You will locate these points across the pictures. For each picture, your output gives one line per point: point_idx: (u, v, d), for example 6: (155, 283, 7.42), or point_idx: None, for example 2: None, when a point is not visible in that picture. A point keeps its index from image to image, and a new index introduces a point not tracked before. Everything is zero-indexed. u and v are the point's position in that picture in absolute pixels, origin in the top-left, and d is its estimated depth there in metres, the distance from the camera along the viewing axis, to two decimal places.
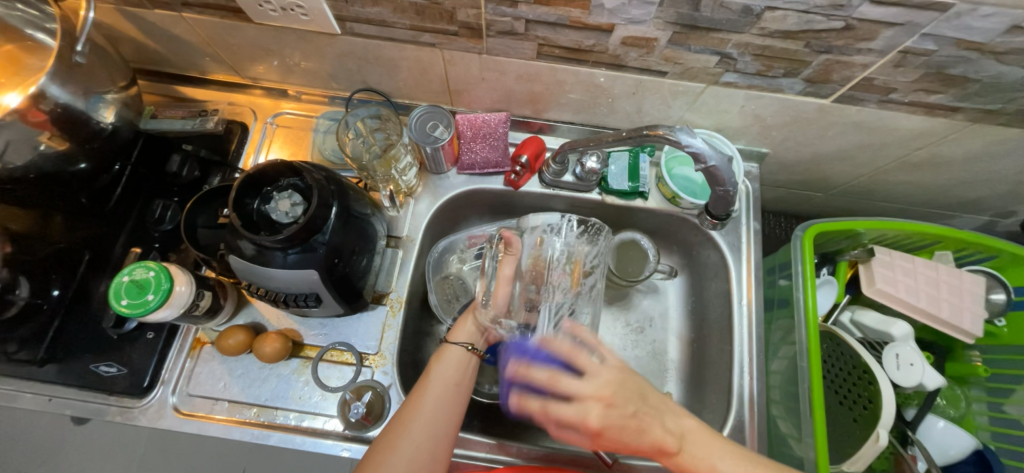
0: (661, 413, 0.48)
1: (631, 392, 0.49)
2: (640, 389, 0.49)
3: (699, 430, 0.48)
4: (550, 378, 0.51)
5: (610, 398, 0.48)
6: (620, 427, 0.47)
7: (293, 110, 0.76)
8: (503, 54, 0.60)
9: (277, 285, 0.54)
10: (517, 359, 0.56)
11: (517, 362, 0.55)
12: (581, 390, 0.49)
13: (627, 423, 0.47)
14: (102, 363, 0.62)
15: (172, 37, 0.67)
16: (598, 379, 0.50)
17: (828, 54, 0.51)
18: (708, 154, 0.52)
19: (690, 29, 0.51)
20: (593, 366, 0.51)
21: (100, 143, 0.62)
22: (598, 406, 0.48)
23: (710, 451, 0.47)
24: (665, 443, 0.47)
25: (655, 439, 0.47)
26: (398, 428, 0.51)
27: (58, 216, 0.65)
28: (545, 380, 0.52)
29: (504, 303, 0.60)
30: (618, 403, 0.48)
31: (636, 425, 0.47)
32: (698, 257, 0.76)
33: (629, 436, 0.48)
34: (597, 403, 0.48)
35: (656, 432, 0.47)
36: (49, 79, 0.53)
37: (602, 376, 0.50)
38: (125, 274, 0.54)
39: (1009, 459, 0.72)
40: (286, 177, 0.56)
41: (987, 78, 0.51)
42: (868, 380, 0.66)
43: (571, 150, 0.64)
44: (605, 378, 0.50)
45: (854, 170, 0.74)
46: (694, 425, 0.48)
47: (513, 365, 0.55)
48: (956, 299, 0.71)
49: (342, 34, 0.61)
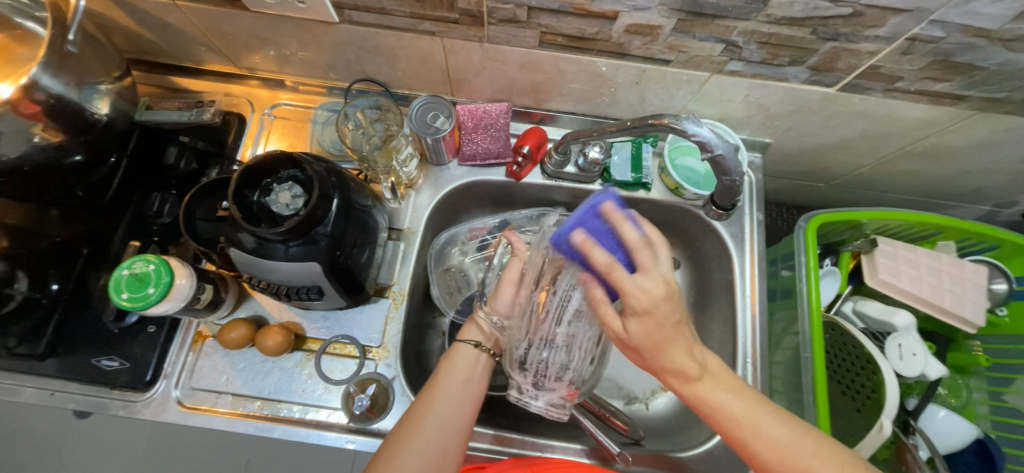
0: (690, 341, 0.45)
1: (676, 306, 0.43)
2: (683, 310, 0.44)
3: (722, 371, 0.47)
4: (609, 263, 0.42)
5: (660, 302, 0.42)
6: (654, 335, 0.43)
7: (291, 101, 0.75)
8: (505, 42, 0.59)
9: (278, 278, 0.54)
10: (617, 207, 0.45)
11: (615, 206, 0.45)
12: (645, 280, 0.42)
13: (663, 333, 0.43)
14: (104, 356, 0.62)
15: (166, 26, 0.65)
16: (656, 275, 0.42)
17: (835, 41, 0.51)
18: (714, 143, 0.51)
19: (695, 17, 0.51)
20: (653, 264, 0.43)
21: (95, 134, 0.62)
22: (642, 305, 0.42)
23: (726, 391, 0.45)
24: (688, 369, 0.45)
25: (679, 363, 0.44)
26: (409, 424, 0.51)
27: (54, 210, 0.64)
28: (605, 258, 0.43)
29: (506, 307, 0.59)
30: (661, 314, 0.42)
31: (669, 340, 0.43)
32: (700, 248, 0.75)
33: (656, 352, 0.44)
34: (638, 308, 0.42)
35: (682, 357, 0.44)
36: (42, 70, 0.52)
37: (657, 276, 0.42)
38: (125, 267, 0.54)
39: (1009, 447, 0.72)
40: (286, 169, 0.55)
41: (994, 66, 0.51)
42: (871, 370, 0.67)
43: (574, 141, 0.63)
44: (661, 282, 0.42)
45: (857, 160, 0.74)
46: (722, 369, 0.47)
47: (579, 235, 0.45)
48: (957, 288, 0.71)
49: (340, 23, 0.60)
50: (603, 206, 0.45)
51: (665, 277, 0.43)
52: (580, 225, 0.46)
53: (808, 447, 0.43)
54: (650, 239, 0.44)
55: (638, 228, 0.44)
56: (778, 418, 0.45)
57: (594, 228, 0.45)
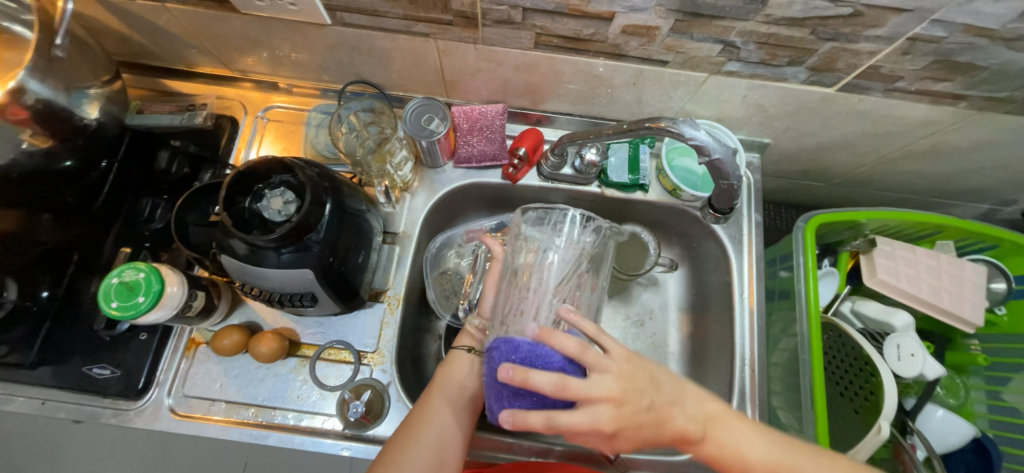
0: (681, 401, 0.44)
1: (641, 383, 0.42)
2: (652, 377, 0.43)
3: (723, 413, 0.46)
4: (557, 385, 0.39)
5: (622, 398, 0.41)
6: (642, 424, 0.42)
7: (284, 103, 0.74)
8: (500, 44, 0.58)
9: (271, 285, 0.53)
10: (515, 359, 0.42)
11: (511, 367, 0.40)
12: (592, 390, 0.40)
13: (645, 421, 0.42)
14: (95, 365, 0.61)
15: (156, 28, 0.64)
16: (611, 372, 0.41)
17: (835, 41, 0.50)
18: (712, 147, 0.51)
19: (693, 17, 0.50)
20: (603, 358, 0.42)
21: (84, 139, 0.61)
22: (608, 411, 0.40)
23: (736, 435, 0.45)
24: (688, 431, 0.44)
25: (682, 429, 0.44)
26: (408, 432, 0.50)
27: (46, 215, 0.62)
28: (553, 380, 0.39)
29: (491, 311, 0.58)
30: (630, 400, 0.41)
31: (656, 420, 0.42)
32: (698, 249, 0.75)
33: (649, 431, 0.42)
34: (608, 405, 0.40)
35: (680, 420, 0.43)
36: (28, 75, 0.51)
37: (612, 369, 0.42)
38: (115, 275, 0.53)
39: (1007, 447, 0.72)
40: (278, 174, 0.54)
41: (996, 66, 0.50)
42: (869, 372, 0.67)
43: (570, 143, 0.62)
44: (608, 391, 0.41)
45: (856, 160, 0.73)
46: (718, 410, 0.46)
47: (506, 370, 0.39)
48: (958, 289, 0.70)
49: (332, 24, 0.59)
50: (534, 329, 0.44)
51: (617, 367, 0.42)
52: (500, 401, 0.44)
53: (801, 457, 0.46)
54: (575, 353, 0.42)
55: (571, 336, 0.42)
56: (777, 445, 0.46)
57: (529, 357, 0.42)
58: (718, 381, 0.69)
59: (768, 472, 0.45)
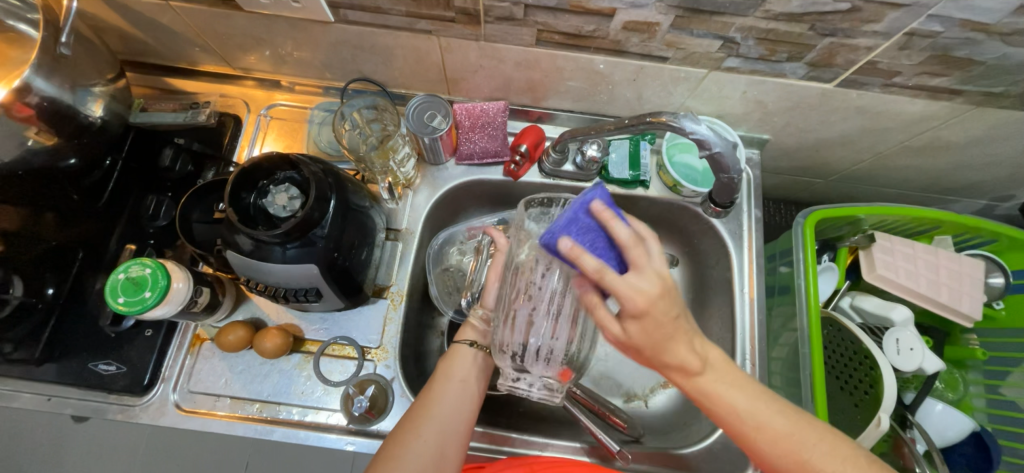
0: (692, 335, 0.43)
1: (674, 302, 0.40)
2: (681, 304, 0.41)
3: (723, 364, 0.45)
4: (602, 269, 0.38)
5: (649, 307, 0.39)
6: (654, 335, 0.40)
7: (287, 101, 0.74)
8: (502, 41, 0.58)
9: (276, 280, 0.53)
10: (570, 236, 0.40)
11: (606, 205, 0.42)
12: (645, 285, 0.39)
13: (663, 330, 0.40)
14: (101, 361, 0.61)
15: (160, 27, 0.65)
16: (652, 272, 0.39)
17: (833, 37, 0.51)
18: (713, 141, 0.51)
19: (692, 13, 0.50)
20: (647, 260, 0.40)
21: (89, 137, 0.61)
22: (632, 327, 0.40)
23: (727, 383, 0.44)
24: (689, 364, 0.42)
25: (681, 360, 0.42)
26: (408, 425, 0.51)
27: (48, 213, 0.63)
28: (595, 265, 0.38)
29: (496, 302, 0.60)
30: (659, 311, 0.39)
31: (668, 338, 0.41)
32: (699, 245, 0.75)
33: (661, 340, 0.41)
34: (654, 284, 0.39)
35: (684, 352, 0.42)
36: (34, 72, 0.52)
37: (653, 274, 0.39)
38: (121, 271, 0.53)
39: (1005, 440, 0.72)
40: (283, 170, 0.55)
41: (992, 60, 0.51)
42: (869, 365, 0.67)
43: (571, 139, 0.63)
44: (652, 285, 0.39)
45: (854, 156, 0.74)
46: (719, 357, 0.45)
47: (566, 244, 0.39)
48: (955, 283, 0.71)
49: (335, 22, 0.59)
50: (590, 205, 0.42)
51: (662, 273, 0.40)
52: (565, 227, 0.40)
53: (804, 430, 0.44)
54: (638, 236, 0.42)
55: (626, 224, 0.41)
56: (767, 398, 0.44)
57: (581, 235, 0.40)
58: None
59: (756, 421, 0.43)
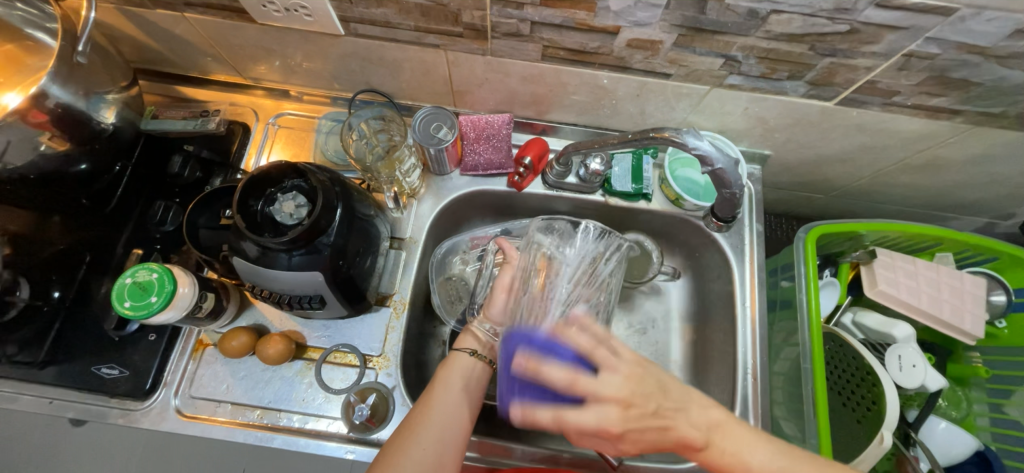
0: (686, 407, 0.45)
1: (648, 379, 0.45)
2: (659, 379, 0.45)
3: (727, 420, 0.45)
4: (568, 378, 0.44)
5: (630, 400, 0.44)
6: (643, 428, 0.44)
7: (295, 110, 0.76)
8: (508, 55, 0.60)
9: (280, 287, 0.54)
10: (527, 351, 0.47)
11: (525, 355, 0.46)
12: (603, 386, 0.44)
13: (649, 435, 0.44)
14: (103, 365, 0.62)
15: (174, 37, 0.66)
16: (622, 372, 0.45)
17: (833, 57, 0.52)
18: (714, 157, 0.52)
19: (695, 32, 0.51)
20: (612, 361, 0.45)
21: (101, 144, 0.62)
22: (616, 412, 0.43)
23: (742, 444, 0.44)
24: (690, 439, 0.44)
25: (684, 435, 0.44)
26: (407, 432, 0.51)
27: (56, 217, 0.65)
28: (563, 373, 0.44)
29: (500, 315, 0.60)
30: (638, 402, 0.44)
31: (659, 426, 0.44)
32: (700, 258, 0.76)
33: (653, 435, 0.44)
34: (616, 406, 0.44)
35: (684, 428, 0.44)
36: (50, 80, 0.53)
37: (623, 370, 0.45)
38: (128, 276, 0.54)
39: (1010, 460, 0.72)
40: (290, 179, 0.55)
41: (990, 82, 0.52)
42: (871, 382, 0.67)
43: (575, 152, 0.64)
44: (621, 366, 0.45)
45: (855, 172, 0.75)
46: (723, 417, 0.45)
47: (521, 359, 0.46)
48: (957, 300, 0.71)
49: (345, 35, 0.61)
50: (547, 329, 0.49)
51: (629, 369, 0.45)
52: (512, 392, 0.48)
53: (802, 463, 0.43)
54: (584, 350, 0.46)
55: (565, 352, 0.46)
56: (783, 456, 0.44)
57: (537, 347, 0.47)
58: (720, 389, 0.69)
59: None
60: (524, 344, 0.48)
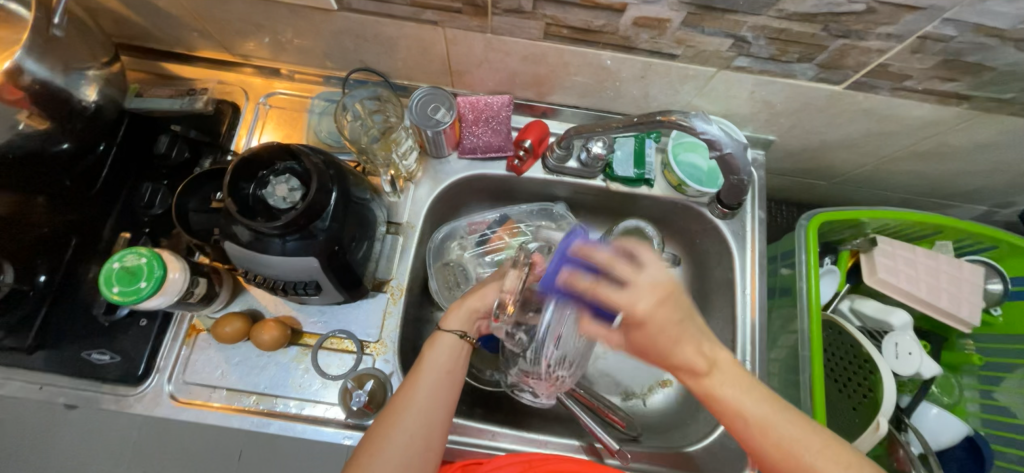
0: (700, 337, 0.46)
1: (680, 306, 0.45)
2: (685, 309, 0.46)
3: (729, 365, 0.46)
4: (608, 261, 0.46)
5: (664, 296, 0.45)
6: (663, 326, 0.45)
7: (286, 89, 0.73)
8: (509, 33, 0.57)
9: (274, 273, 0.52)
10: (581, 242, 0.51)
11: (583, 244, 0.50)
12: (635, 281, 0.45)
13: (669, 333, 0.45)
14: (94, 350, 0.60)
15: (157, 10, 0.63)
16: (647, 283, 0.45)
17: (845, 38, 0.50)
18: (723, 141, 0.51)
19: (705, 10, 0.49)
20: (640, 272, 0.46)
21: (82, 123, 0.60)
22: (650, 301, 0.44)
23: (736, 385, 0.46)
24: (696, 365, 0.46)
25: (689, 360, 0.46)
26: (391, 418, 0.50)
27: (40, 198, 0.61)
28: (590, 282, 0.47)
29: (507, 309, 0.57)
30: (672, 300, 0.45)
31: (675, 337, 0.45)
32: (700, 245, 0.75)
33: (665, 340, 0.45)
34: (652, 297, 0.44)
35: (689, 354, 0.45)
36: (26, 53, 0.50)
37: (652, 284, 0.45)
38: (116, 260, 0.52)
39: (998, 445, 0.74)
40: (283, 161, 0.54)
41: (1003, 66, 0.51)
42: (869, 369, 0.67)
43: (576, 135, 0.62)
44: (657, 281, 0.45)
45: (859, 159, 0.74)
46: (727, 359, 0.47)
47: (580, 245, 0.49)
48: (955, 288, 0.72)
49: (338, 10, 0.58)
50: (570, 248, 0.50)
51: (658, 282, 0.45)
52: (559, 264, 0.50)
53: (793, 420, 0.45)
54: (621, 250, 0.47)
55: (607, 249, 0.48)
56: (775, 407, 0.45)
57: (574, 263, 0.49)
58: None
59: (762, 429, 0.44)
60: (580, 240, 0.51)
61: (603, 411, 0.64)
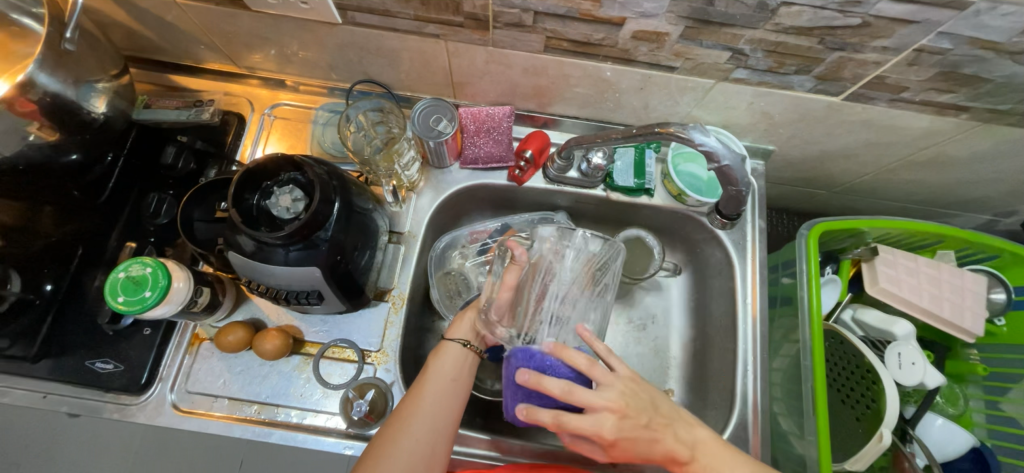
0: (674, 426, 0.47)
1: (643, 399, 0.46)
2: (650, 394, 0.47)
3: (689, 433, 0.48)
4: (567, 388, 0.43)
5: (624, 411, 0.44)
6: (637, 439, 0.45)
7: (291, 101, 0.74)
8: (510, 46, 0.58)
9: (277, 282, 0.53)
10: (523, 362, 0.48)
11: (526, 368, 0.46)
12: (596, 399, 0.44)
13: (642, 441, 0.45)
14: (98, 359, 0.61)
15: (166, 24, 0.64)
16: (611, 390, 0.45)
17: (842, 51, 0.51)
18: (721, 153, 0.51)
19: (702, 24, 0.50)
20: (596, 396, 0.44)
21: (92, 134, 0.61)
22: (611, 421, 0.44)
23: (720, 464, 0.48)
24: (677, 453, 0.47)
25: (670, 451, 0.47)
26: (398, 423, 0.50)
27: (48, 207, 0.63)
28: (562, 384, 0.44)
29: (505, 309, 0.54)
30: (631, 414, 0.45)
31: (651, 439, 0.46)
32: (702, 254, 0.75)
33: (643, 444, 0.45)
34: (609, 415, 0.44)
35: (670, 443, 0.47)
36: (38, 67, 0.51)
37: (617, 386, 0.46)
38: (122, 269, 0.53)
39: (1006, 456, 0.73)
40: (287, 172, 0.54)
41: (1000, 78, 0.51)
42: (871, 380, 0.67)
43: (577, 146, 0.62)
44: (619, 382, 0.46)
45: (858, 168, 0.74)
46: (707, 437, 0.49)
47: (547, 344, 0.48)
48: (957, 298, 0.71)
49: (342, 24, 0.59)
50: (544, 352, 0.48)
51: (620, 387, 0.46)
52: (521, 396, 0.49)
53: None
54: (580, 370, 0.46)
55: (579, 352, 0.46)
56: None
57: (535, 363, 0.47)
58: (720, 387, 0.68)
59: None
60: (522, 356, 0.48)
61: None
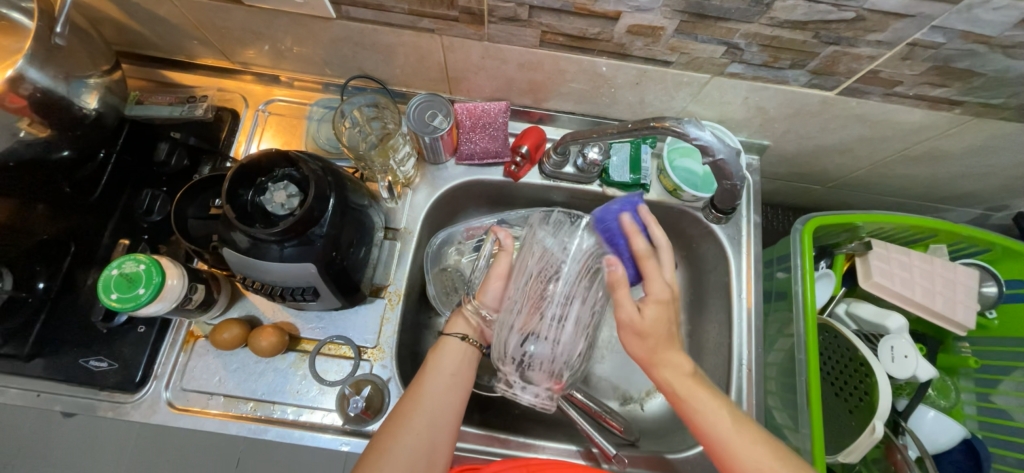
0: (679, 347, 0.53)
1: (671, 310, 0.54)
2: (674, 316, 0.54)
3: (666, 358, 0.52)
4: (643, 252, 0.56)
5: (671, 302, 0.54)
6: (663, 331, 0.52)
7: (285, 97, 0.73)
8: (505, 41, 0.58)
9: (273, 279, 0.53)
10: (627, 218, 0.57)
11: (630, 220, 0.57)
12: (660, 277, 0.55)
13: (662, 342, 0.52)
14: (92, 357, 0.60)
15: (157, 19, 0.64)
16: (663, 282, 0.54)
17: (837, 45, 0.51)
18: (716, 147, 0.51)
19: (698, 18, 0.50)
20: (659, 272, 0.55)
21: (83, 130, 0.60)
22: (655, 307, 0.53)
23: (708, 399, 0.50)
24: (682, 365, 0.52)
25: (677, 361, 0.52)
26: (398, 419, 0.50)
27: (41, 205, 0.62)
28: (642, 247, 0.56)
29: (495, 300, 0.59)
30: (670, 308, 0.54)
31: (668, 341, 0.52)
32: (697, 249, 0.75)
33: (664, 341, 0.52)
34: (659, 303, 0.53)
35: (675, 358, 0.52)
36: (28, 62, 0.51)
37: (667, 283, 0.55)
38: (115, 267, 0.52)
39: (995, 447, 0.74)
40: (281, 168, 0.54)
41: (992, 73, 0.51)
42: (864, 372, 0.67)
43: (573, 141, 0.62)
44: (663, 292, 0.54)
45: (853, 163, 0.74)
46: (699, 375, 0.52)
47: (627, 221, 0.57)
48: (950, 292, 0.72)
49: (337, 18, 0.58)
50: (621, 217, 0.57)
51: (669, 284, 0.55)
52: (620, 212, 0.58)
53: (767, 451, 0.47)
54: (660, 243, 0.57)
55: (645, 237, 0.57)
56: (742, 427, 0.49)
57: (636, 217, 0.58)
58: (716, 381, 0.69)
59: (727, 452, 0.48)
60: (631, 212, 0.58)
61: (601, 417, 0.63)
